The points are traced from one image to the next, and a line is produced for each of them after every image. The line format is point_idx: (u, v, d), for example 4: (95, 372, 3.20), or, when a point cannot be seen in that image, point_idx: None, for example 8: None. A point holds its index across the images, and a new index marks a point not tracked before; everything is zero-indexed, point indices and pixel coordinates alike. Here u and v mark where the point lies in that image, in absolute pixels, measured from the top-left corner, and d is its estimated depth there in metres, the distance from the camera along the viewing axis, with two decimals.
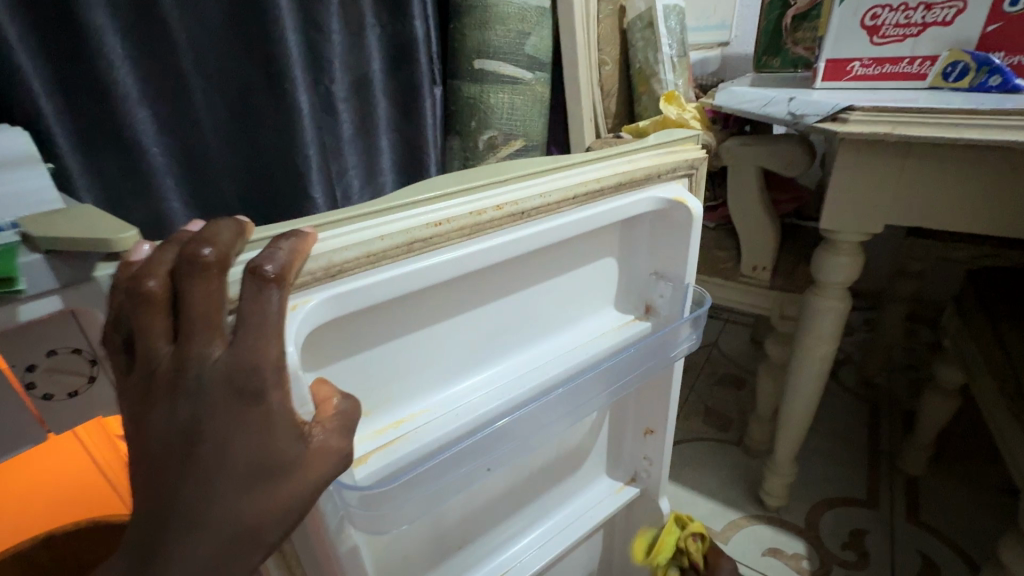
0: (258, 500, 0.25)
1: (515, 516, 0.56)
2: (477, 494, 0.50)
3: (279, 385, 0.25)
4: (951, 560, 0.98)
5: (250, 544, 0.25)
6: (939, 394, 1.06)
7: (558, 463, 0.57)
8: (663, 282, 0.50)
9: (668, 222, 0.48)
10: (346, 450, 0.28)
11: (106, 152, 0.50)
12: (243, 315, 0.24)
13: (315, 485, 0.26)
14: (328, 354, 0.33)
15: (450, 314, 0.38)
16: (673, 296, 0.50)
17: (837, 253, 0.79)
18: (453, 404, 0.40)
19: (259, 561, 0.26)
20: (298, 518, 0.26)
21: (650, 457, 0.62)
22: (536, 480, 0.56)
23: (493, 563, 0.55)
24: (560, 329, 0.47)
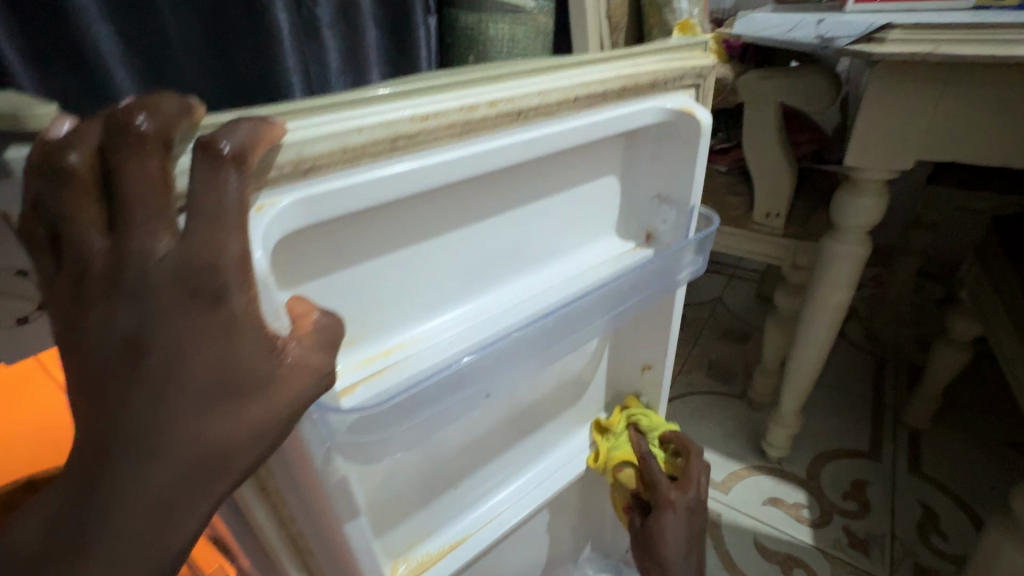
0: (223, 422, 0.22)
1: (515, 458, 0.54)
2: (472, 429, 0.48)
3: (242, 288, 0.21)
4: (952, 509, 0.99)
5: (215, 471, 0.22)
6: (951, 347, 1.03)
7: (557, 398, 0.55)
8: (667, 206, 0.47)
9: (673, 136, 0.44)
10: (326, 369, 0.25)
11: (63, 69, 0.38)
12: (191, 201, 0.20)
13: (291, 404, 0.23)
14: (304, 272, 0.30)
15: (439, 232, 0.35)
16: (676, 220, 0.46)
17: (860, 194, 0.75)
18: (445, 333, 0.37)
19: (227, 491, 0.23)
20: (274, 442, 0.24)
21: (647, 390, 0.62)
22: (531, 417, 0.54)
23: (488, 504, 0.53)
24: (558, 255, 0.44)
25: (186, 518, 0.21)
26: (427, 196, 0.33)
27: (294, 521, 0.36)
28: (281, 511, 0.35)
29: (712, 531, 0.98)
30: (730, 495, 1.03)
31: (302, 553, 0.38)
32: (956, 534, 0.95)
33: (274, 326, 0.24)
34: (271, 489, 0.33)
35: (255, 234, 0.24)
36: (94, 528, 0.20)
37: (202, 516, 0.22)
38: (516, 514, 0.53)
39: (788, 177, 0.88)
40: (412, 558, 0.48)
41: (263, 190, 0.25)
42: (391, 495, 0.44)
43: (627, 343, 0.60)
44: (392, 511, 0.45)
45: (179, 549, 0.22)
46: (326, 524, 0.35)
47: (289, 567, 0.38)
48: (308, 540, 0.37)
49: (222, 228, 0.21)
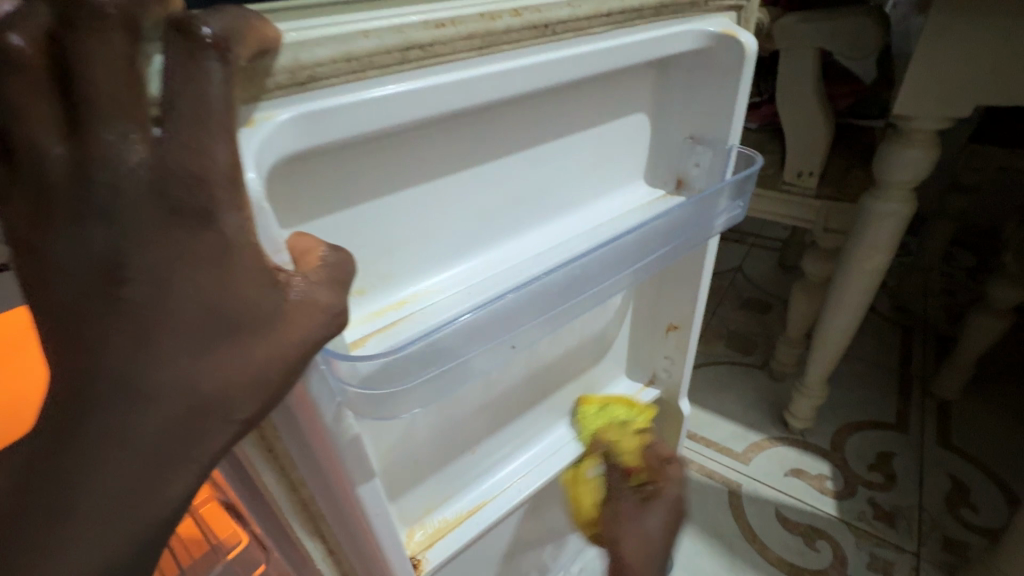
0: (218, 365, 0.19)
1: (535, 422, 0.52)
2: (494, 390, 0.45)
3: (235, 207, 0.18)
4: (983, 482, 0.95)
5: (211, 422, 0.19)
6: (988, 314, 0.98)
7: (578, 366, 0.53)
8: (701, 147, 0.44)
9: (709, 65, 0.40)
10: (339, 308, 0.21)
11: None
12: (168, 99, 0.17)
13: (298, 348, 0.20)
14: (304, 206, 0.27)
15: (457, 169, 0.32)
16: (711, 163, 0.44)
17: (908, 145, 0.69)
18: (463, 284, 0.35)
19: (228, 443, 0.20)
20: (280, 391, 0.21)
21: (672, 354, 0.58)
22: (555, 377, 0.51)
23: (505, 471, 0.51)
24: (582, 203, 0.41)
25: (183, 471, 0.19)
26: (440, 123, 0.30)
27: (304, 485, 0.33)
28: (290, 475, 0.32)
29: (732, 502, 0.95)
30: (750, 466, 1.01)
31: (314, 519, 0.36)
32: (987, 507, 0.92)
33: (274, 262, 0.21)
34: (279, 451, 0.31)
35: (248, 151, 0.20)
36: (71, 485, 0.18)
37: (201, 472, 0.20)
38: (539, 479, 0.51)
39: (824, 133, 0.82)
40: (427, 526, 0.46)
41: (249, 105, 0.21)
42: (405, 458, 0.41)
43: (651, 304, 0.56)
44: (408, 476, 0.43)
45: (174, 508, 0.20)
46: (339, 488, 0.32)
47: (301, 533, 0.36)
48: (321, 505, 0.35)
49: (208, 131, 0.17)
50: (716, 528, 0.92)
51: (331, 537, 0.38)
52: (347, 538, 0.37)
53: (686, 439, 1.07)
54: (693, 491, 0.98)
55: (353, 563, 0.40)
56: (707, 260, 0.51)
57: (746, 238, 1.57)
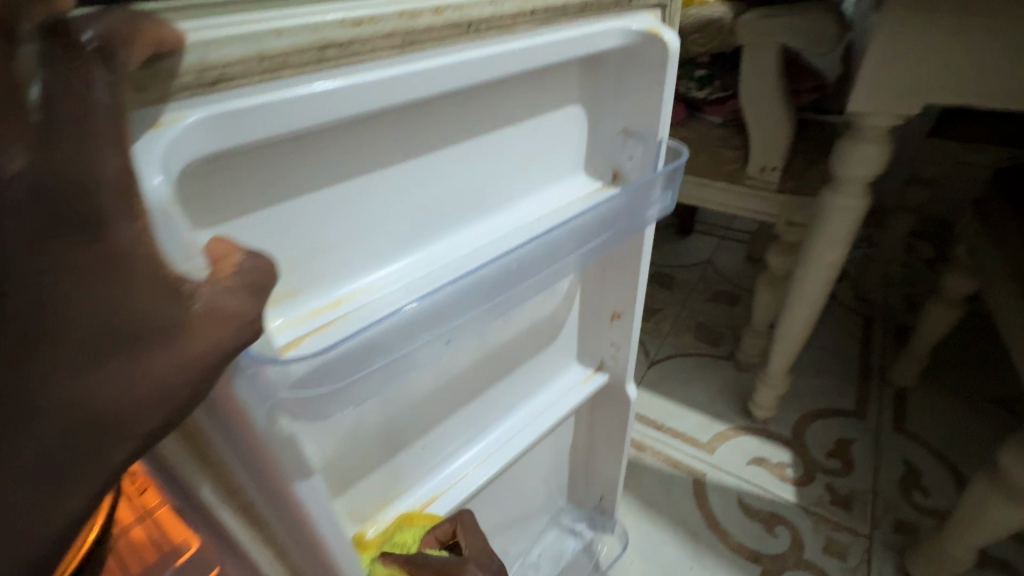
0: (114, 378, 0.18)
1: (487, 416, 0.53)
2: (441, 385, 0.45)
3: (127, 216, 0.18)
4: (934, 465, 0.99)
5: (106, 439, 0.18)
6: (941, 304, 1.01)
7: (524, 355, 0.53)
8: (633, 140, 0.43)
9: (637, 62, 0.40)
10: (252, 317, 0.21)
11: None
12: (48, 104, 0.16)
13: (204, 358, 0.20)
14: (225, 206, 0.26)
15: (386, 164, 0.32)
16: (644, 155, 0.43)
17: (863, 141, 0.71)
18: (402, 280, 0.35)
19: (126, 461, 0.19)
20: (187, 402, 0.20)
21: (617, 342, 0.58)
22: (504, 366, 0.51)
23: (454, 467, 0.51)
24: (521, 197, 0.41)
25: (73, 493, 0.18)
26: (370, 120, 0.30)
27: (240, 491, 0.32)
28: (226, 482, 0.31)
29: (697, 491, 0.98)
30: (716, 455, 1.03)
31: (256, 525, 0.35)
32: (937, 490, 0.96)
33: (186, 269, 0.20)
34: (214, 459, 0.30)
35: (147, 154, 0.19)
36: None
37: (98, 492, 0.19)
38: (483, 475, 0.52)
39: (784, 128, 0.83)
40: (379, 521, 0.47)
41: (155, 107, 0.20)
42: (351, 455, 0.41)
43: (595, 292, 0.56)
44: (356, 474, 0.43)
45: (64, 531, 0.18)
46: (276, 490, 0.32)
47: (243, 539, 0.35)
48: (261, 509, 0.34)
49: (93, 135, 0.17)
50: (681, 517, 0.94)
51: (275, 540, 0.37)
52: (292, 542, 0.37)
53: (654, 431, 1.08)
54: (660, 482, 1.00)
55: (300, 565, 0.40)
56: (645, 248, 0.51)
57: (716, 230, 1.59)
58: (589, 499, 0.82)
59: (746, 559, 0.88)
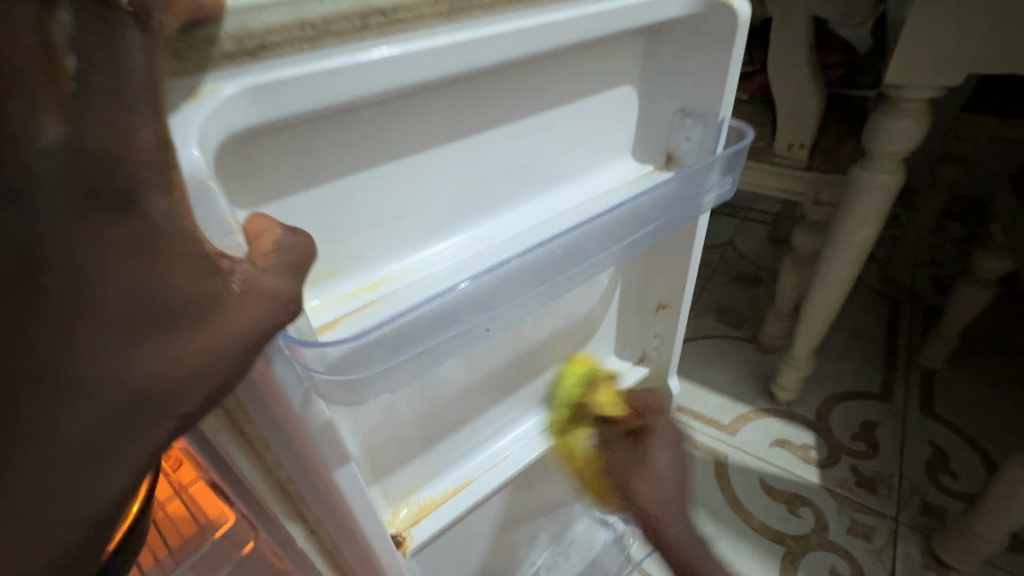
0: (158, 355, 0.18)
1: (521, 401, 0.52)
2: (473, 373, 0.45)
3: (162, 189, 0.17)
4: (963, 449, 0.98)
5: (150, 416, 0.18)
6: (975, 285, 0.98)
7: (561, 350, 0.53)
8: (691, 121, 0.42)
9: (699, 31, 0.39)
10: (289, 295, 0.21)
11: None
12: (82, 69, 0.15)
13: (245, 338, 0.20)
14: (265, 183, 0.26)
15: (423, 147, 0.31)
16: (702, 137, 0.42)
17: (899, 115, 0.68)
18: (439, 264, 0.35)
19: (168, 437, 0.19)
20: (224, 382, 0.20)
21: (661, 334, 0.59)
22: (541, 352, 0.50)
23: (489, 451, 0.51)
24: (566, 181, 0.40)
25: (120, 466, 0.18)
26: (412, 96, 0.29)
27: (280, 468, 0.33)
28: (263, 458, 0.32)
29: (719, 472, 0.97)
30: (738, 437, 1.02)
31: (294, 501, 0.36)
32: (966, 473, 0.94)
33: (223, 246, 0.20)
34: (252, 436, 0.30)
35: (185, 128, 0.19)
36: None
37: (140, 467, 0.19)
38: (512, 468, 0.51)
39: (814, 103, 0.80)
40: (412, 503, 0.46)
41: (188, 78, 0.19)
42: (387, 438, 0.41)
43: (642, 283, 0.56)
44: (392, 456, 0.43)
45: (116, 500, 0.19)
46: (313, 468, 0.32)
47: (280, 514, 0.36)
48: (298, 484, 0.34)
49: (131, 104, 0.16)
50: (703, 497, 0.94)
51: (309, 516, 0.38)
52: (325, 517, 0.37)
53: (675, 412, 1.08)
54: None
55: (334, 539, 0.40)
56: (697, 241, 0.50)
57: (738, 212, 1.56)
58: None
59: (768, 539, 0.88)
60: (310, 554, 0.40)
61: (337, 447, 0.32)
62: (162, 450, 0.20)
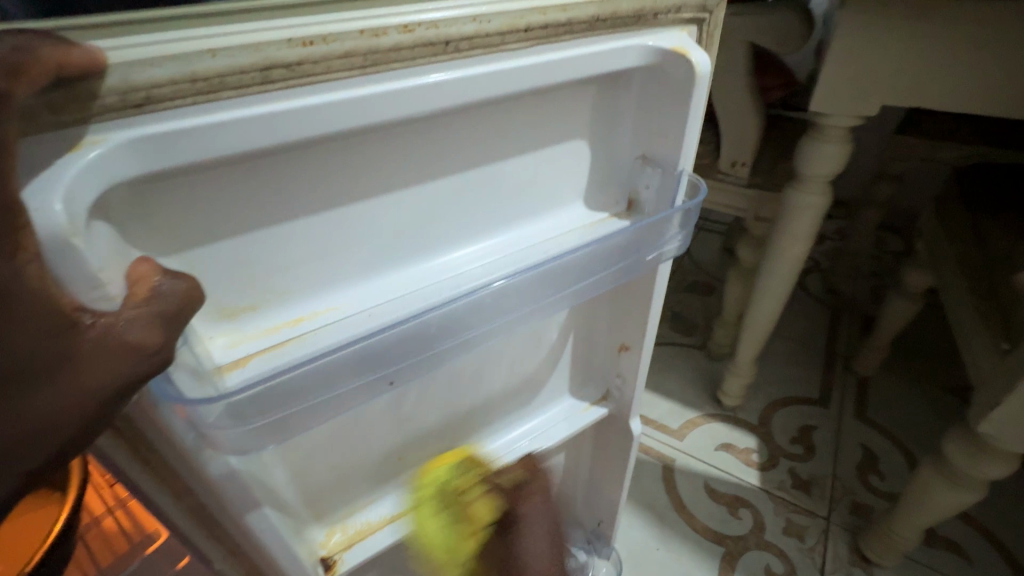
0: (0, 416, 0.19)
1: (466, 432, 0.54)
2: (402, 411, 0.46)
3: (4, 256, 0.18)
4: (891, 452, 1.04)
5: (4, 471, 0.20)
6: (903, 298, 1.05)
7: (516, 382, 0.53)
8: (650, 167, 0.43)
9: (662, 81, 0.39)
10: (163, 347, 0.22)
11: None
12: None
13: (100, 395, 0.21)
14: (173, 227, 0.27)
15: (346, 201, 0.32)
16: (661, 185, 0.43)
17: (824, 140, 0.73)
18: (367, 305, 0.35)
19: (19, 488, 0.20)
20: (73, 439, 0.21)
21: (624, 374, 0.57)
22: (493, 392, 0.52)
23: (439, 476, 0.53)
24: (520, 222, 0.41)
25: None
26: (331, 142, 0.30)
27: (191, 492, 0.34)
28: (175, 484, 0.33)
29: (664, 475, 1.01)
30: (684, 441, 1.06)
31: (206, 523, 0.37)
32: (892, 474, 1.01)
33: (91, 298, 0.22)
34: (155, 462, 0.31)
35: (45, 189, 0.20)
36: None
37: None
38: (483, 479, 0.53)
39: (755, 125, 0.85)
40: (347, 527, 0.48)
41: (46, 135, 0.20)
42: (320, 462, 0.42)
43: (603, 324, 0.55)
44: (323, 479, 0.44)
45: None
46: (214, 492, 0.33)
47: (196, 534, 0.37)
48: (212, 509, 0.35)
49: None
50: (648, 499, 0.98)
51: (228, 537, 0.39)
52: (244, 540, 0.38)
53: None
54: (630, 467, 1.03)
55: (255, 559, 0.41)
56: (659, 284, 0.48)
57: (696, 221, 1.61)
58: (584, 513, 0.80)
59: (707, 540, 0.92)
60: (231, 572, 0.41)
61: (233, 483, 0.33)
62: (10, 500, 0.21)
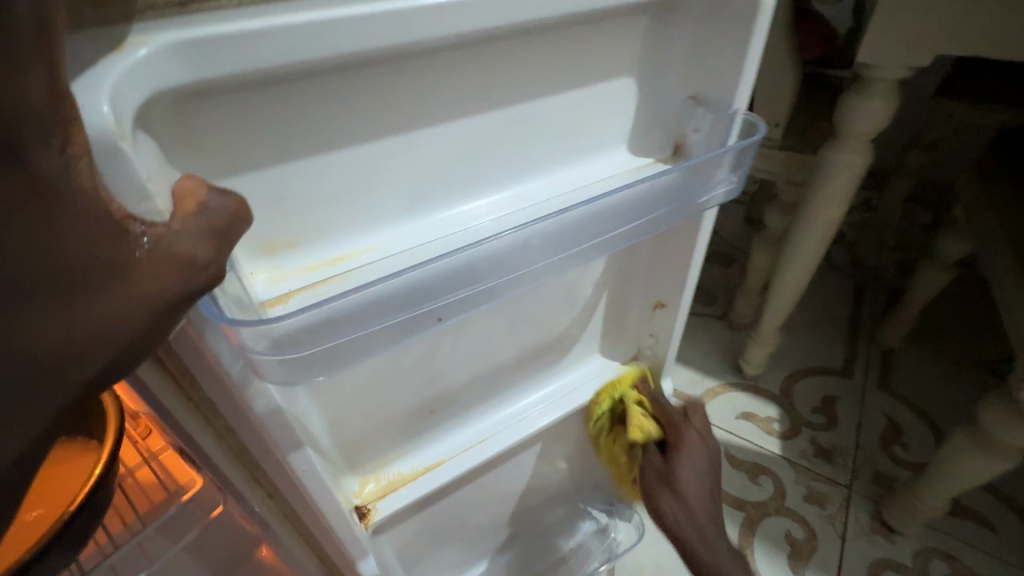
0: (51, 319, 0.18)
1: (496, 392, 0.53)
2: (432, 366, 0.45)
3: (54, 146, 0.17)
4: (915, 423, 1.03)
5: (60, 375, 0.19)
6: (935, 267, 1.02)
7: (547, 340, 0.52)
8: (701, 109, 0.41)
9: (722, 12, 0.36)
10: (215, 265, 0.21)
11: None
12: None
13: (149, 308, 0.20)
14: (217, 151, 0.26)
15: (387, 133, 0.31)
16: (712, 127, 0.41)
17: (867, 95, 0.69)
18: (407, 246, 0.34)
19: (71, 401, 0.20)
20: (125, 352, 0.20)
21: (658, 333, 0.57)
22: (527, 347, 0.51)
23: (470, 432, 0.53)
24: (560, 166, 0.39)
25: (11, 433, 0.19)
26: (373, 65, 0.28)
27: (232, 433, 0.34)
28: (217, 424, 0.32)
29: None
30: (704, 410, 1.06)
31: (247, 464, 0.37)
32: (915, 444, 1.00)
33: (142, 211, 0.21)
34: (199, 399, 0.31)
35: (92, 90, 0.19)
36: None
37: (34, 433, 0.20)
38: (510, 438, 0.53)
39: (791, 82, 0.81)
40: (381, 478, 0.48)
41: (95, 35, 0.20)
42: (353, 411, 0.42)
43: (641, 282, 0.54)
44: (357, 429, 0.44)
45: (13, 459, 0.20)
46: (254, 433, 0.33)
47: (235, 477, 0.37)
48: (252, 451, 0.35)
49: (18, 58, 0.15)
50: None
51: (267, 481, 0.39)
52: (282, 483, 0.38)
53: None
54: None
55: (290, 504, 0.40)
56: (700, 240, 0.47)
57: None
58: None
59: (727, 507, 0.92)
60: (269, 517, 0.41)
61: (274, 423, 0.33)
62: (62, 412, 0.20)
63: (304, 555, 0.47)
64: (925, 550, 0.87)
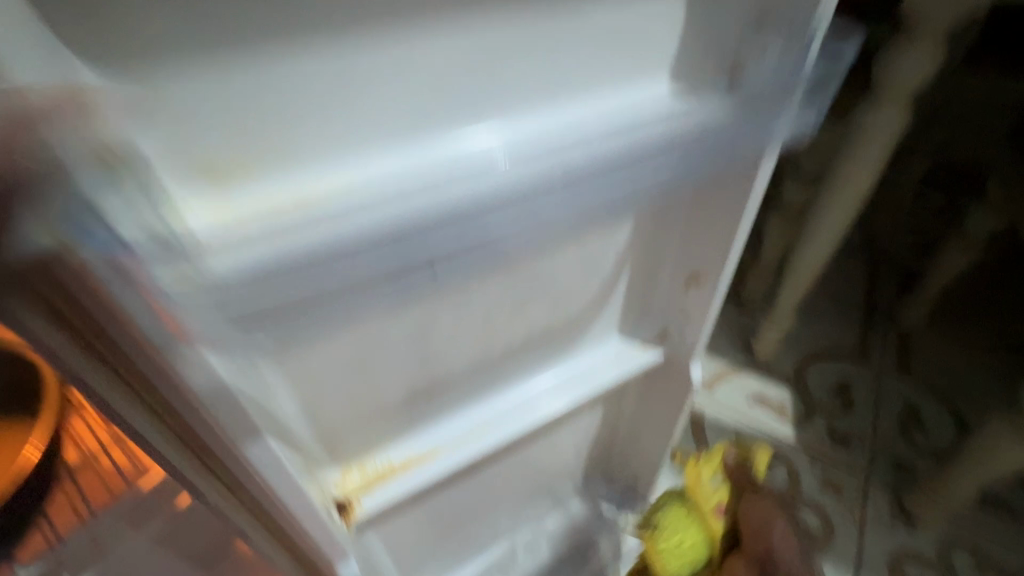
0: None
1: (500, 373, 0.46)
2: (427, 342, 0.37)
3: None
4: (937, 410, 0.98)
5: None
6: (962, 245, 0.95)
7: (560, 315, 0.45)
8: (772, 29, 0.33)
9: None
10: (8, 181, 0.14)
11: None
12: None
13: None
14: (125, 29, 0.18)
15: (374, 29, 0.23)
16: (782, 54, 0.33)
17: (915, 46, 0.62)
18: (397, 181, 0.27)
19: None
20: None
21: (688, 310, 0.50)
22: (537, 321, 0.43)
23: (472, 417, 0.46)
24: (593, 95, 0.31)
25: None
26: None
27: (172, 415, 0.26)
28: (151, 403, 0.25)
29: (694, 429, 0.95)
30: (715, 394, 0.99)
31: (198, 455, 0.30)
32: (936, 431, 0.95)
33: None
34: (125, 373, 0.23)
35: None
36: None
37: None
38: (513, 428, 0.47)
39: None
40: (366, 468, 0.42)
41: None
42: (330, 392, 0.35)
43: (671, 248, 0.46)
44: (338, 412, 0.37)
45: None
46: (201, 418, 0.26)
47: (183, 470, 0.29)
48: (200, 439, 0.28)
49: None
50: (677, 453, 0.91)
51: (223, 474, 0.32)
52: (242, 479, 0.31)
53: None
54: None
55: (257, 500, 0.34)
56: (753, 198, 0.40)
57: None
58: (615, 467, 0.74)
59: None
60: (230, 515, 0.35)
61: (225, 404, 0.25)
62: None
63: (277, 557, 0.41)
64: (949, 542, 0.83)
